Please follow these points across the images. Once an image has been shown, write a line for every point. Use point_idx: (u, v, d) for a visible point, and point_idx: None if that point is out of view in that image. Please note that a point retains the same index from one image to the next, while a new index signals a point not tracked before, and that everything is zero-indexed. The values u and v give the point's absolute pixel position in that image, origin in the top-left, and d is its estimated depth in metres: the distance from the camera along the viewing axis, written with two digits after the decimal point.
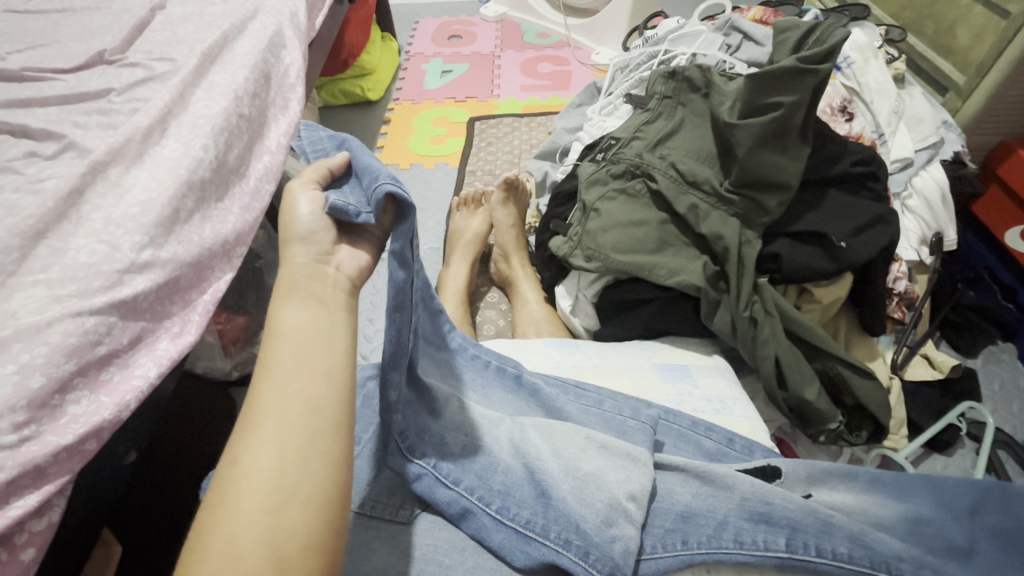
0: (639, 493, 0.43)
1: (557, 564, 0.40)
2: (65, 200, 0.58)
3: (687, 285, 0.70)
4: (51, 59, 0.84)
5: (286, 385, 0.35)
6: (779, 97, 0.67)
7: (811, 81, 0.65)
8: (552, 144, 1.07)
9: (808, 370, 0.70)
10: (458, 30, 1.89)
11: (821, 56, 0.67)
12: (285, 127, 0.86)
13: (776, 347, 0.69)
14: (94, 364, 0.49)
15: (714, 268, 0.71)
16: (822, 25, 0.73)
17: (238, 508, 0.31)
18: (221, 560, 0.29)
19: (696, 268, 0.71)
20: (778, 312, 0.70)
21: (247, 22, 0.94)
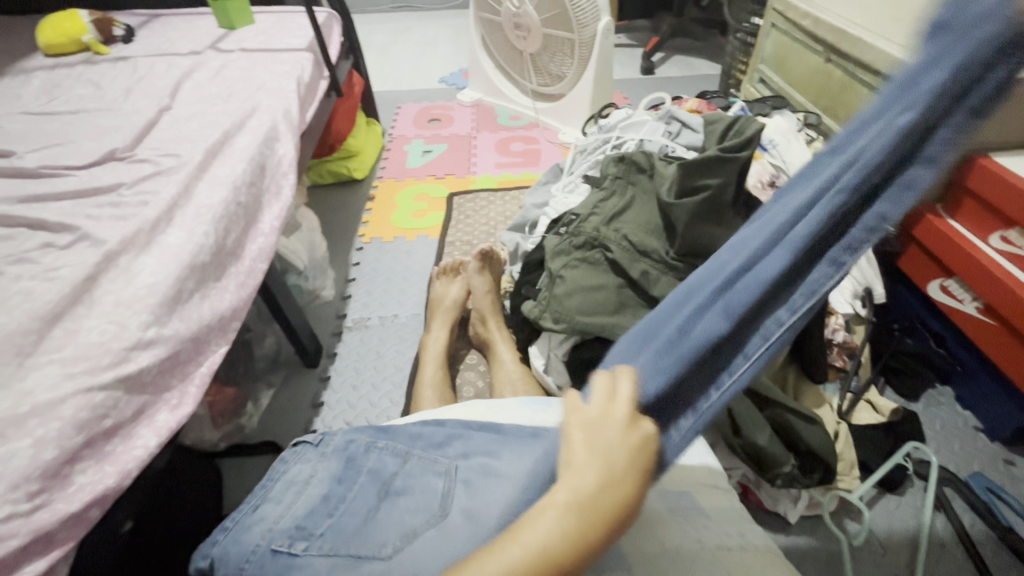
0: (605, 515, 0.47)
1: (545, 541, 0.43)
2: (80, 286, 0.65)
3: None
4: (66, 157, 0.93)
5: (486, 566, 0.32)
6: (711, 179, 0.79)
7: (734, 165, 0.78)
8: (522, 219, 1.18)
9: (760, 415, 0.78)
10: (437, 114, 2.07)
11: (742, 144, 0.80)
12: (278, 211, 0.96)
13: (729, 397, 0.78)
14: (101, 436, 0.54)
15: None
16: (742, 119, 0.87)
17: None
18: None
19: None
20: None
21: (245, 120, 1.05)
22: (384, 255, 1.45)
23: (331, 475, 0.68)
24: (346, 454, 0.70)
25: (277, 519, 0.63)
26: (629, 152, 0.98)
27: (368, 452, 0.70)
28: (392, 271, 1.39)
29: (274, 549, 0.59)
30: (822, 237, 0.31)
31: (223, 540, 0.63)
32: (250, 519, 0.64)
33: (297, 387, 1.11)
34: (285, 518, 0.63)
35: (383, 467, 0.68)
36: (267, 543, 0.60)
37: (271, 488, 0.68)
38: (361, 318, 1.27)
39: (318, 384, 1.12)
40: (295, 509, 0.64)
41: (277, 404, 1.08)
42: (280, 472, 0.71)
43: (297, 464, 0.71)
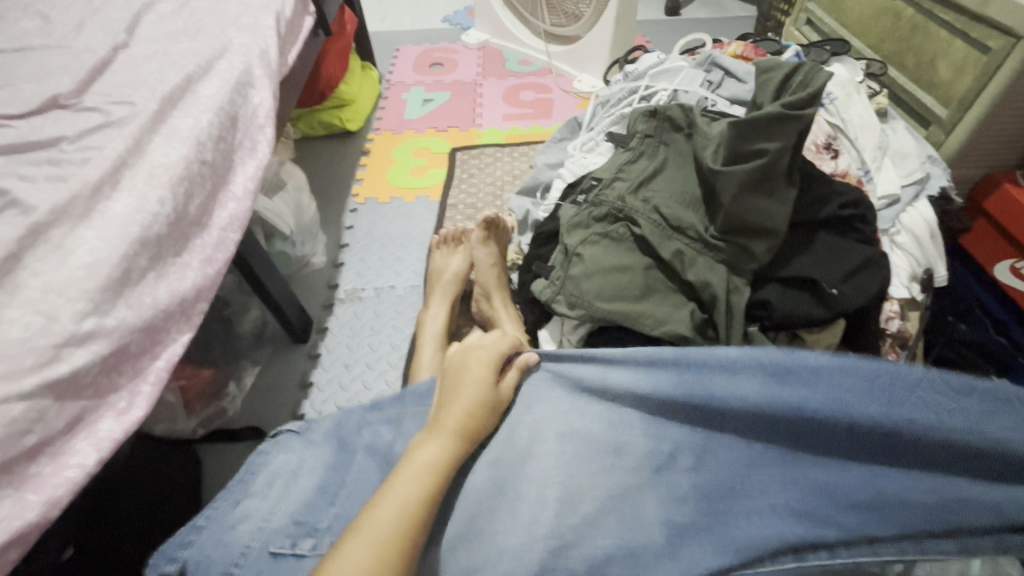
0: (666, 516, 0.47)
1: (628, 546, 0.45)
2: (0, 267, 0.53)
3: (673, 335, 0.67)
4: (2, 103, 0.80)
5: (422, 450, 0.52)
6: (764, 141, 0.65)
7: (796, 126, 0.64)
8: (533, 180, 1.04)
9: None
10: (440, 57, 1.88)
11: (804, 101, 0.65)
12: (253, 170, 0.83)
13: None
14: (21, 457, 0.45)
15: (702, 316, 0.69)
16: (805, 66, 0.71)
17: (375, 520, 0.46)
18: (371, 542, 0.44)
19: (684, 316, 0.68)
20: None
21: (214, 61, 0.90)
22: (380, 217, 1.32)
23: (323, 464, 0.60)
24: (337, 435, 0.63)
25: (267, 517, 0.54)
26: (663, 105, 0.83)
27: (359, 431, 0.63)
28: (388, 236, 1.27)
29: (272, 552, 0.51)
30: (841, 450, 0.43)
31: (200, 544, 0.52)
32: (232, 518, 0.54)
33: (285, 364, 1.02)
34: (275, 517, 0.54)
35: (378, 440, 0.62)
36: (262, 544, 0.51)
37: (253, 482, 0.59)
38: (355, 288, 1.16)
39: (307, 362, 1.03)
40: (285, 504, 0.56)
41: (262, 384, 0.99)
42: (261, 464, 0.61)
43: (281, 454, 0.62)
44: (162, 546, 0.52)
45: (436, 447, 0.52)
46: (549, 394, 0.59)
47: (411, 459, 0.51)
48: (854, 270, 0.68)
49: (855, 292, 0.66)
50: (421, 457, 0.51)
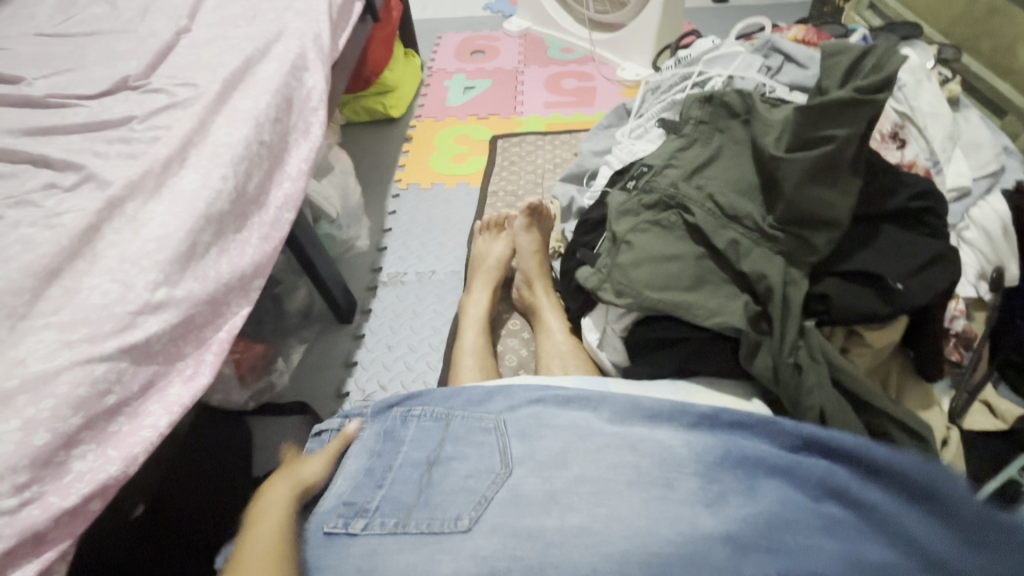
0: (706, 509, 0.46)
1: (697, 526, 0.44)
2: (81, 237, 0.56)
3: (726, 327, 0.65)
4: (77, 84, 0.84)
5: (267, 497, 0.53)
6: (830, 129, 0.63)
7: (866, 112, 0.62)
8: (578, 167, 1.04)
9: (855, 419, 0.64)
10: (481, 45, 1.87)
11: (878, 85, 0.63)
12: (307, 152, 0.85)
13: (822, 397, 0.64)
14: (103, 415, 0.47)
15: (756, 308, 0.67)
16: (878, 48, 0.68)
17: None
18: None
19: (737, 307, 0.66)
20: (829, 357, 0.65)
21: (270, 45, 0.92)
22: (421, 203, 1.33)
23: (367, 450, 0.61)
24: (382, 426, 0.63)
25: (320, 501, 0.56)
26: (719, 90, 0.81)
27: (404, 423, 0.62)
28: (430, 222, 1.28)
29: (324, 531, 0.50)
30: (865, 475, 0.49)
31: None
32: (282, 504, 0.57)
33: (330, 343, 1.05)
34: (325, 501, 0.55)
35: (421, 433, 0.60)
36: (314, 523, 0.52)
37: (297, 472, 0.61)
38: (397, 272, 1.18)
39: (351, 342, 1.06)
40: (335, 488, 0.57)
41: (308, 362, 1.02)
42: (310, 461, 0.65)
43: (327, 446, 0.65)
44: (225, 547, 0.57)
45: (281, 493, 0.54)
46: (576, 406, 0.59)
47: (258, 507, 0.52)
48: (921, 266, 0.65)
49: (920, 287, 0.63)
50: (274, 500, 0.52)
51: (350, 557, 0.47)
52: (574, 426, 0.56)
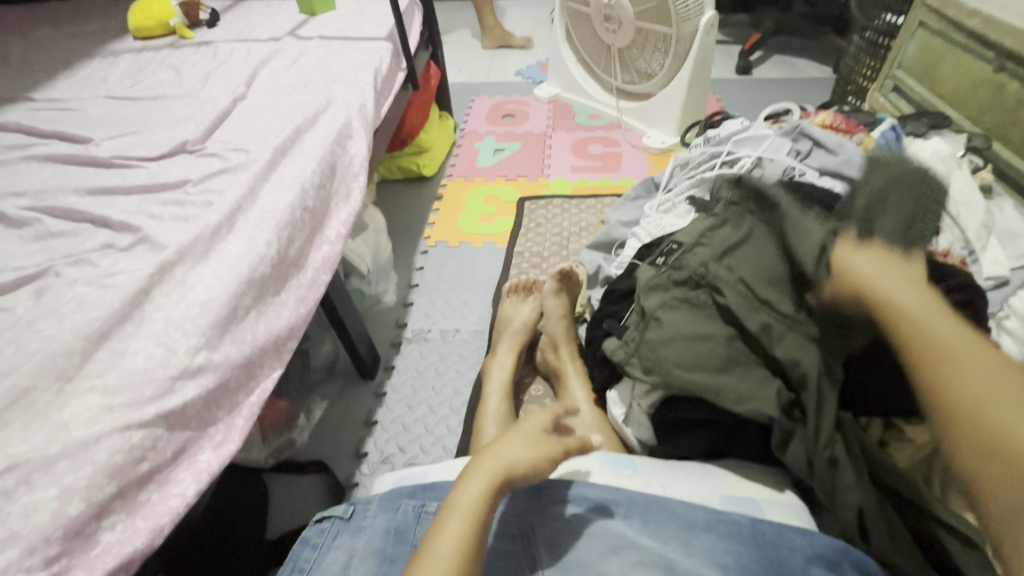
0: None
1: None
2: (132, 300, 0.59)
3: (758, 414, 0.63)
4: (138, 146, 0.90)
5: (462, 492, 0.54)
6: (856, 249, 0.63)
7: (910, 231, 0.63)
8: (606, 236, 1.06)
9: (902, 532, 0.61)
10: (512, 109, 1.96)
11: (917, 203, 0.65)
12: (346, 216, 0.88)
13: (860, 495, 0.60)
14: (135, 483, 0.47)
15: (788, 395, 0.65)
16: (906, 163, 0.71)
17: (445, 535, 0.50)
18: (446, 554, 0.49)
19: (771, 394, 0.65)
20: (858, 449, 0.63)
21: (319, 114, 0.98)
22: (448, 260, 1.36)
23: (376, 552, 0.57)
24: (392, 521, 0.60)
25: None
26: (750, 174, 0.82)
27: (418, 520, 0.59)
28: (455, 279, 1.31)
29: None
30: None
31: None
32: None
33: (351, 399, 1.05)
34: None
35: None
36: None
37: None
38: (421, 329, 1.19)
39: (372, 399, 1.05)
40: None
41: (329, 417, 1.02)
42: (314, 561, 0.59)
43: (333, 550, 0.59)
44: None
45: (474, 491, 0.54)
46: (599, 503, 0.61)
47: (452, 507, 0.53)
48: None
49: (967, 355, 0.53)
50: (466, 501, 0.53)
51: None
52: (604, 535, 0.57)
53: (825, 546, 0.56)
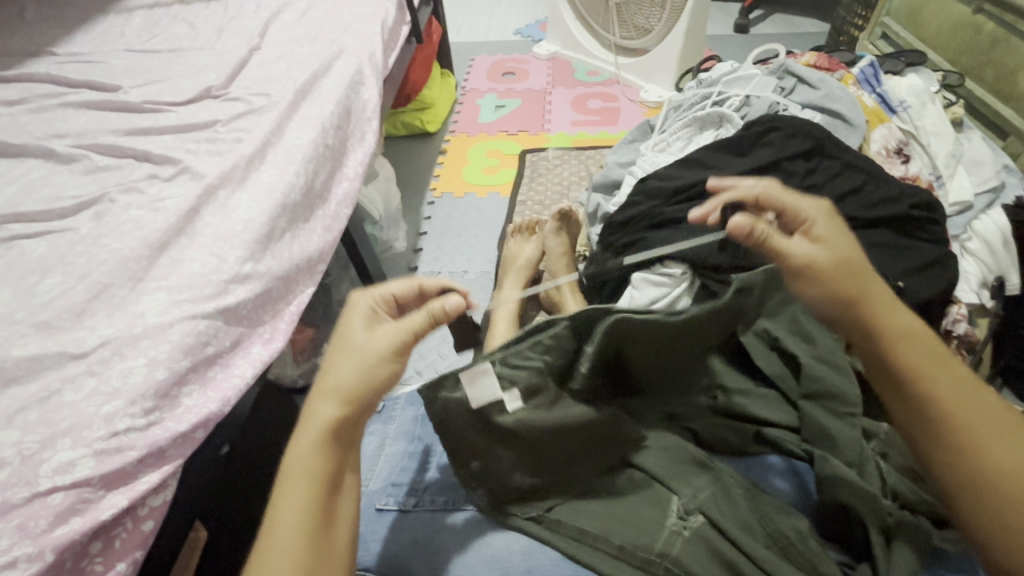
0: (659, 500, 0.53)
1: (637, 514, 0.53)
2: (183, 217, 0.67)
3: (778, 368, 0.68)
4: (166, 93, 0.96)
5: (316, 401, 0.47)
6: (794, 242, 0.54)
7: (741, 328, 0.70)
8: (605, 177, 1.12)
9: (861, 458, 0.58)
10: (512, 67, 1.99)
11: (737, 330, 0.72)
12: (363, 156, 0.95)
13: (835, 425, 0.60)
14: (204, 362, 0.56)
15: (787, 369, 0.68)
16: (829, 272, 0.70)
17: (289, 497, 0.44)
18: (293, 519, 0.43)
19: (775, 363, 0.69)
20: (814, 437, 0.61)
21: (332, 62, 1.03)
22: (454, 210, 1.43)
23: (405, 433, 0.66)
24: (418, 411, 0.69)
25: (366, 480, 0.62)
26: (728, 165, 0.86)
27: None
28: (461, 227, 1.38)
29: (376, 508, 0.58)
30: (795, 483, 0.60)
31: None
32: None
33: None
34: (372, 482, 0.61)
35: None
36: (365, 502, 0.59)
37: None
38: (431, 271, 1.27)
39: None
40: (379, 471, 0.63)
41: None
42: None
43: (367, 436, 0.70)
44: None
45: (333, 401, 0.47)
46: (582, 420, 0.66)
47: (310, 415, 0.47)
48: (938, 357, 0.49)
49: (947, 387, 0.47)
50: (323, 411, 0.47)
51: (407, 529, 0.55)
52: None
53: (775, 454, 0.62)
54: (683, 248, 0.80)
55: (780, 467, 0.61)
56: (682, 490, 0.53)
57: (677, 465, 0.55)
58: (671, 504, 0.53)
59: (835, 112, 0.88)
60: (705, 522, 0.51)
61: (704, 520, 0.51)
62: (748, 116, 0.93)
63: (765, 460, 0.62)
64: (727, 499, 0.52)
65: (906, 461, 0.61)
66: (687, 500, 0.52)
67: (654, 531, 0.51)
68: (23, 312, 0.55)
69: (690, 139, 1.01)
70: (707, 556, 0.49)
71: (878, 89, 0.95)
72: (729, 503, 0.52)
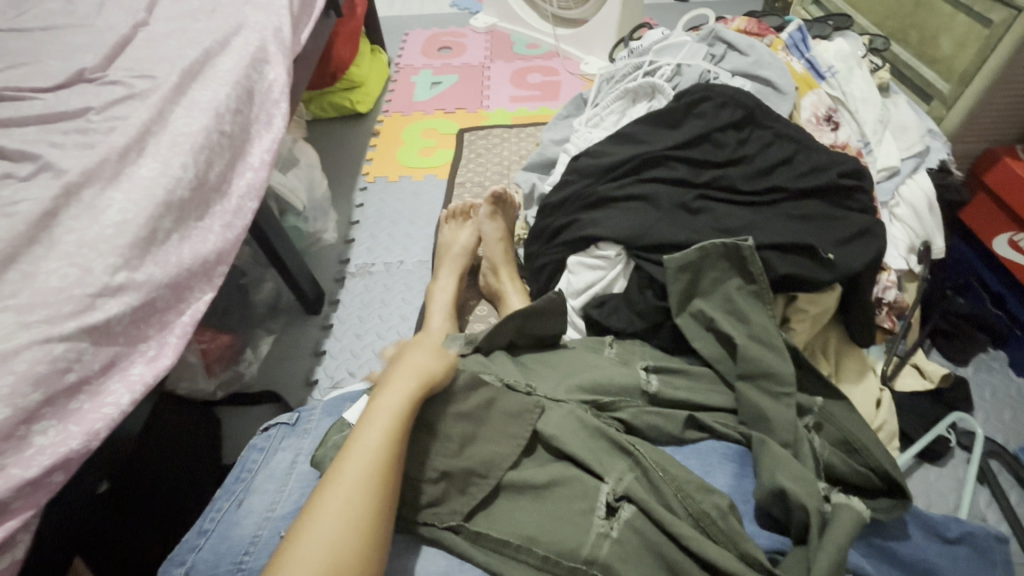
0: (586, 494, 0.50)
1: (565, 509, 0.50)
2: (39, 223, 0.57)
3: (712, 350, 0.66)
4: (30, 77, 0.83)
5: (383, 395, 0.51)
6: None
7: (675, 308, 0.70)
8: (539, 156, 1.07)
9: (796, 437, 0.57)
10: (447, 41, 1.89)
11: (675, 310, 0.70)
12: (270, 142, 0.86)
13: (771, 408, 0.59)
14: (63, 393, 0.48)
15: (722, 350, 0.66)
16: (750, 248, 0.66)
17: (340, 492, 0.44)
18: (341, 512, 0.43)
19: (710, 344, 0.67)
20: (750, 419, 0.60)
21: (230, 38, 0.93)
22: (389, 196, 1.35)
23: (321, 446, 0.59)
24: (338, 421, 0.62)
25: (272, 507, 0.54)
26: (659, 138, 0.83)
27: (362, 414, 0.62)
28: (396, 214, 1.30)
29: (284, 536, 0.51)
30: (731, 466, 0.58)
31: (205, 545, 0.52)
32: (236, 513, 0.55)
33: (297, 334, 1.06)
34: (283, 506, 0.54)
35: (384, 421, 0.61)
36: (270, 533, 0.52)
37: (252, 481, 0.58)
38: (365, 263, 1.20)
39: (320, 332, 1.07)
40: (290, 493, 0.56)
41: (277, 351, 1.04)
42: (260, 462, 0.61)
43: (280, 453, 0.61)
44: (172, 550, 0.53)
45: (394, 397, 0.51)
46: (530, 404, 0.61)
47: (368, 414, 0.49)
48: None
49: None
50: (387, 403, 0.50)
51: None
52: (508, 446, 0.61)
53: (709, 441, 0.60)
54: (616, 230, 0.77)
55: (715, 449, 0.59)
56: (610, 477, 0.51)
57: (606, 455, 0.53)
58: (599, 496, 0.50)
59: (765, 79, 0.86)
60: (634, 511, 0.49)
61: (634, 508, 0.49)
62: (679, 86, 0.89)
63: (700, 444, 0.60)
64: (651, 482, 0.51)
65: (842, 432, 0.60)
66: (614, 486, 0.51)
67: (581, 530, 0.48)
68: None
69: (622, 112, 0.96)
70: (637, 549, 0.47)
71: (806, 54, 0.93)
72: (655, 490, 0.51)
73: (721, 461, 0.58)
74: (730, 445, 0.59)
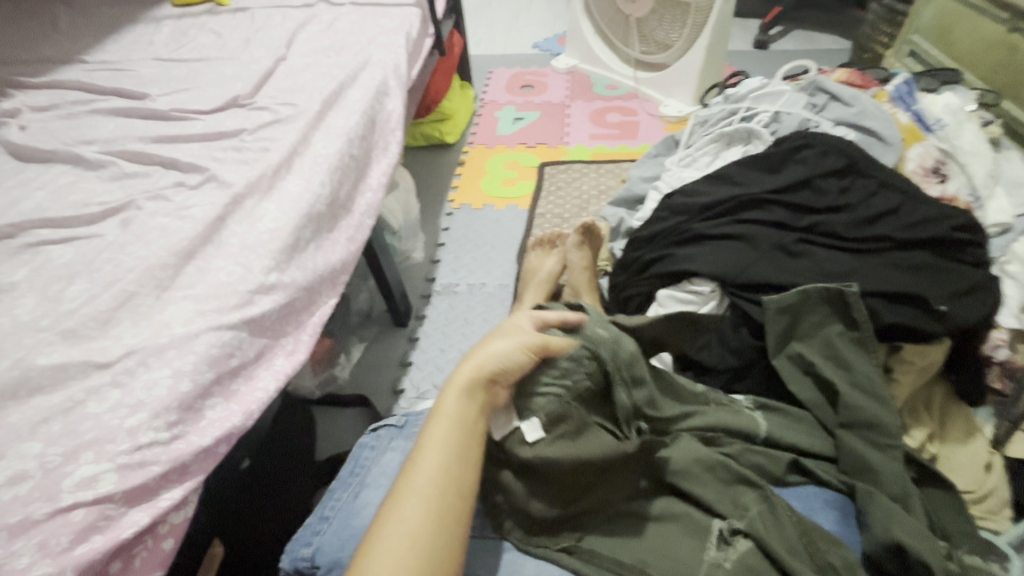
0: (701, 526, 0.52)
1: (680, 539, 0.51)
2: (210, 226, 0.66)
3: (811, 394, 0.66)
4: (192, 101, 0.96)
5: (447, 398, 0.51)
6: None
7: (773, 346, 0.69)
8: (628, 191, 1.11)
9: (908, 492, 0.56)
10: (531, 80, 1.99)
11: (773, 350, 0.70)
12: (387, 166, 0.94)
13: (878, 458, 0.57)
14: (228, 374, 0.55)
15: (822, 395, 0.65)
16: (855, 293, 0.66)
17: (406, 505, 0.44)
18: (408, 523, 0.43)
19: (808, 388, 0.66)
20: (853, 468, 0.59)
21: (358, 73, 1.04)
22: (473, 222, 1.42)
23: None
24: None
25: None
26: (758, 181, 0.85)
27: None
28: (479, 239, 1.37)
29: None
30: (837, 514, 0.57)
31: (328, 530, 0.57)
32: (353, 505, 0.59)
33: (386, 345, 1.13)
34: None
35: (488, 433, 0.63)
36: None
37: (366, 475, 0.63)
38: (449, 283, 1.26)
39: (406, 344, 1.13)
40: None
41: (367, 358, 1.10)
42: (371, 460, 0.65)
43: (390, 451, 0.65)
44: (297, 533, 0.58)
45: (455, 400, 0.51)
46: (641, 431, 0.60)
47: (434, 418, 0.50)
48: None
49: None
50: (449, 409, 0.50)
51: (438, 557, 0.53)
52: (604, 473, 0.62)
53: (816, 488, 0.59)
54: (715, 266, 0.78)
55: (822, 496, 0.58)
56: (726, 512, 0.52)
57: (722, 491, 0.54)
58: (713, 530, 0.51)
59: (869, 129, 0.86)
60: (751, 548, 0.50)
61: (751, 545, 0.50)
62: (778, 132, 0.91)
63: (803, 489, 0.60)
64: (774, 519, 0.51)
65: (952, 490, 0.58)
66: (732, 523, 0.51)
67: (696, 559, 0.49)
68: (50, 320, 0.55)
69: (716, 154, 0.99)
70: None
71: (913, 106, 0.93)
72: (777, 527, 0.51)
73: (827, 509, 0.57)
74: (834, 494, 0.59)
